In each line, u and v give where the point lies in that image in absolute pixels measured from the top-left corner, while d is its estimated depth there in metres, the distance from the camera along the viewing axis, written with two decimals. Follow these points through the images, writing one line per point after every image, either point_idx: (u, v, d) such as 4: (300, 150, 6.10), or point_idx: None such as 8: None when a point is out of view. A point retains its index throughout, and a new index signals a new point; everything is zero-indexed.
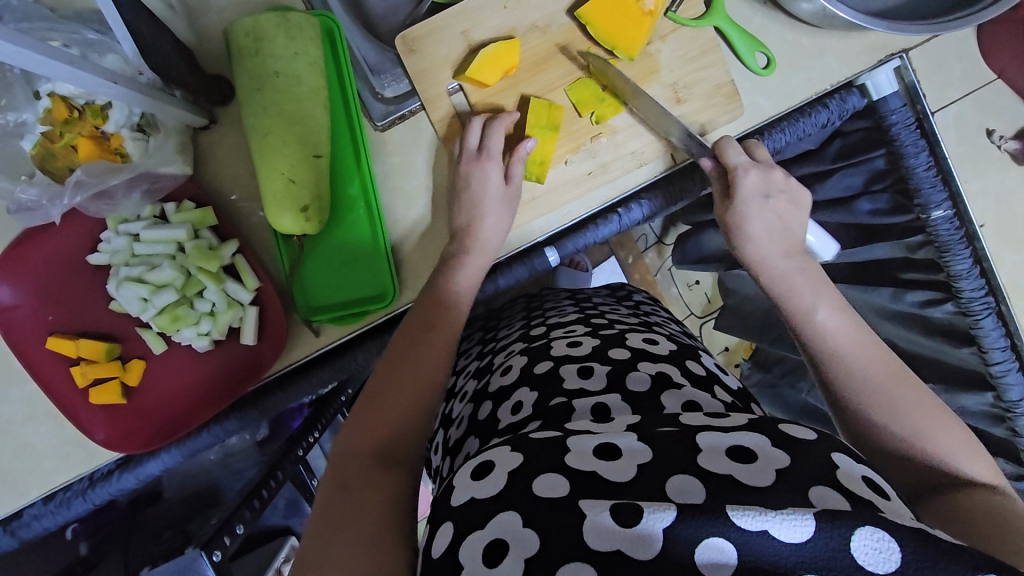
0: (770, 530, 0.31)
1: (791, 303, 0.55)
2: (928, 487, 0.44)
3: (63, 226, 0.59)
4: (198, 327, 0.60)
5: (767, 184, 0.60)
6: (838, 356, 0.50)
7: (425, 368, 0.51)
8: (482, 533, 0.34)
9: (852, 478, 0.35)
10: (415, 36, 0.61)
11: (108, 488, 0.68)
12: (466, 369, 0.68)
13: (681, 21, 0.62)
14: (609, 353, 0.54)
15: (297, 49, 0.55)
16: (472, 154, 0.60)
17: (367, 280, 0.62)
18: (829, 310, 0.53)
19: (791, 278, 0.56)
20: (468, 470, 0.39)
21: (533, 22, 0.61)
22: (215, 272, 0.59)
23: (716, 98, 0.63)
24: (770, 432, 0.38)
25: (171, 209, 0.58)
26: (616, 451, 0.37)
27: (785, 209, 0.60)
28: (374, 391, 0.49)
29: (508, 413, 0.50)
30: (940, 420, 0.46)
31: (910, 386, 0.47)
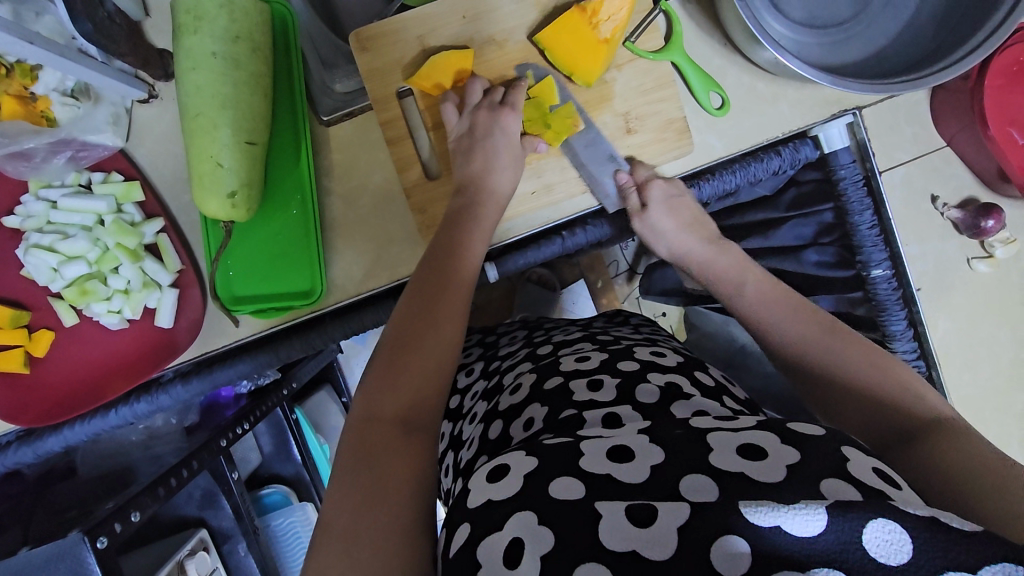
0: (782, 526, 0.31)
1: (721, 287, 0.62)
2: (895, 437, 0.44)
3: None
4: (109, 303, 0.58)
5: (673, 189, 0.65)
6: (776, 332, 0.55)
7: (429, 356, 0.49)
8: (501, 534, 0.35)
9: (863, 472, 0.35)
10: (369, 34, 0.60)
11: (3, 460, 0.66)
12: (470, 391, 0.66)
13: (639, 53, 0.62)
14: (618, 365, 0.54)
15: (239, 32, 0.54)
16: (483, 108, 0.61)
17: (295, 274, 0.61)
18: (753, 283, 0.60)
19: (716, 264, 0.65)
20: (483, 475, 0.40)
21: (491, 35, 0.61)
22: (133, 249, 0.57)
23: (667, 133, 0.63)
24: (780, 430, 0.38)
25: (97, 178, 0.57)
26: (628, 453, 0.38)
27: (690, 206, 0.67)
28: (375, 385, 0.47)
29: (521, 430, 0.50)
30: (884, 365, 0.48)
31: (843, 339, 0.51)
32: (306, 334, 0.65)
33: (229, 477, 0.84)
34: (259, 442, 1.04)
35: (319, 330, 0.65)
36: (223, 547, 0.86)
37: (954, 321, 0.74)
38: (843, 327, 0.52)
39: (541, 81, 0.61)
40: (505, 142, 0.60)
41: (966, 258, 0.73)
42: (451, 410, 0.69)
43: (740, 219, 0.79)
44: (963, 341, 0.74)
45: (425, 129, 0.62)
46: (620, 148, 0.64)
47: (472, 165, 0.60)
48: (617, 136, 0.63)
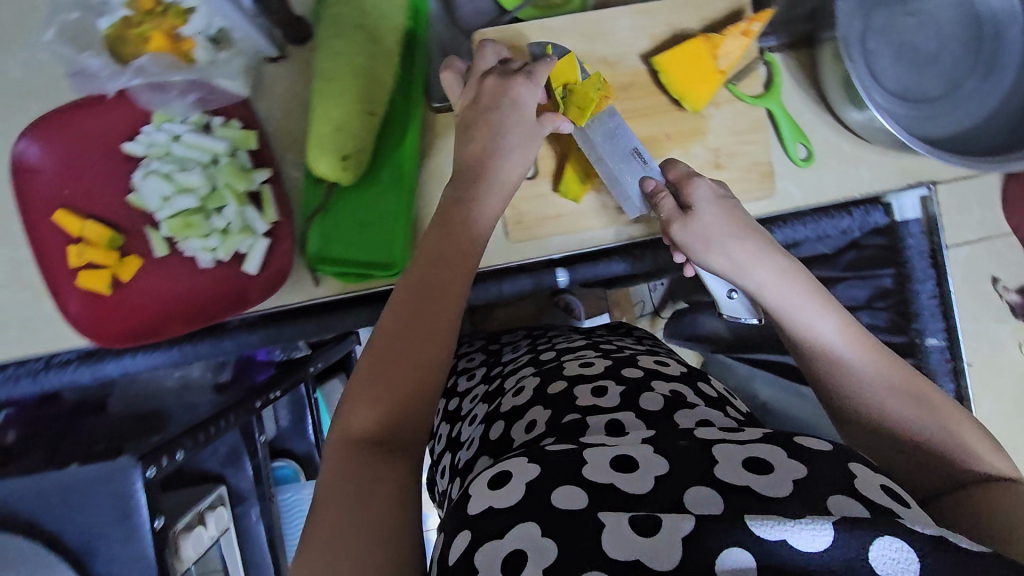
0: (787, 540, 0.34)
1: (791, 317, 0.55)
2: (942, 485, 0.46)
3: (104, 106, 0.60)
4: (206, 241, 0.60)
5: (721, 191, 0.60)
6: (843, 370, 0.52)
7: (416, 365, 0.47)
8: (501, 543, 0.36)
9: (869, 487, 0.39)
10: (490, 36, 0.64)
11: (58, 377, 0.66)
12: (470, 396, 0.69)
13: (738, 95, 0.66)
14: (622, 372, 0.57)
15: (379, 13, 0.58)
16: (493, 75, 0.60)
17: (376, 246, 0.63)
18: (831, 325, 0.53)
19: (786, 288, 0.56)
20: (483, 481, 0.41)
21: (604, 56, 0.65)
22: (240, 193, 0.60)
23: (751, 174, 0.67)
24: (786, 444, 0.41)
25: (216, 122, 0.60)
26: (630, 463, 0.40)
27: (741, 210, 0.60)
28: (360, 395, 0.46)
29: (523, 431, 0.52)
30: (947, 418, 0.48)
31: (913, 392, 0.49)
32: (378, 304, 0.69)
33: (256, 438, 0.85)
34: (277, 415, 1.05)
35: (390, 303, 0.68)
36: (236, 509, 0.85)
37: (998, 402, 0.76)
38: (905, 368, 0.52)
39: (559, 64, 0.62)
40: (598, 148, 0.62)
41: (1016, 342, 0.76)
42: (449, 413, 0.71)
43: None
44: (1004, 424, 0.75)
45: None
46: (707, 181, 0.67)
47: (483, 168, 0.58)
48: (705, 169, 0.66)
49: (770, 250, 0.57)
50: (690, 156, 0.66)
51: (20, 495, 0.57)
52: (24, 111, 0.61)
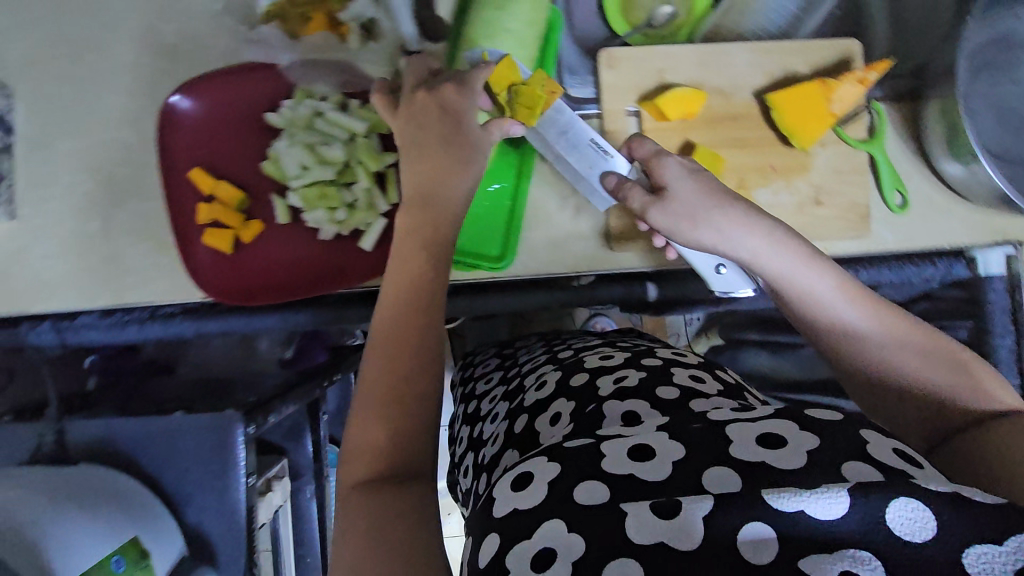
0: (803, 510, 0.34)
1: (789, 286, 0.52)
2: (943, 429, 0.47)
3: (249, 77, 0.63)
4: (332, 214, 0.63)
5: (691, 164, 0.57)
6: (847, 337, 0.50)
7: (418, 376, 0.48)
8: (530, 542, 0.36)
9: (883, 451, 0.38)
10: (619, 55, 0.68)
11: (165, 328, 0.68)
12: (490, 396, 0.70)
13: (845, 138, 0.69)
14: (643, 363, 0.58)
15: (536, 22, 0.60)
16: (422, 91, 0.56)
17: (484, 239, 0.67)
18: (831, 283, 0.51)
19: (788, 254, 0.51)
20: (508, 482, 0.41)
21: (722, 86, 0.68)
22: (371, 172, 0.62)
23: (848, 216, 0.70)
24: (799, 418, 0.41)
25: (354, 103, 0.63)
26: (649, 453, 0.40)
27: (719, 181, 0.56)
28: (365, 416, 0.46)
29: (548, 424, 0.54)
30: (954, 364, 0.48)
31: (921, 340, 0.49)
32: (475, 295, 0.71)
33: (320, 418, 0.85)
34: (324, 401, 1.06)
35: (487, 295, 0.71)
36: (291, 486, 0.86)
37: None
38: (906, 315, 0.50)
39: (499, 66, 0.59)
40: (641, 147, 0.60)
41: None
42: (470, 415, 0.73)
43: None
44: None
45: None
46: (807, 216, 0.69)
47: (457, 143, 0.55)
48: (806, 204, 0.69)
49: (756, 221, 0.53)
50: (793, 190, 0.69)
51: (125, 435, 0.59)
52: (175, 75, 0.65)
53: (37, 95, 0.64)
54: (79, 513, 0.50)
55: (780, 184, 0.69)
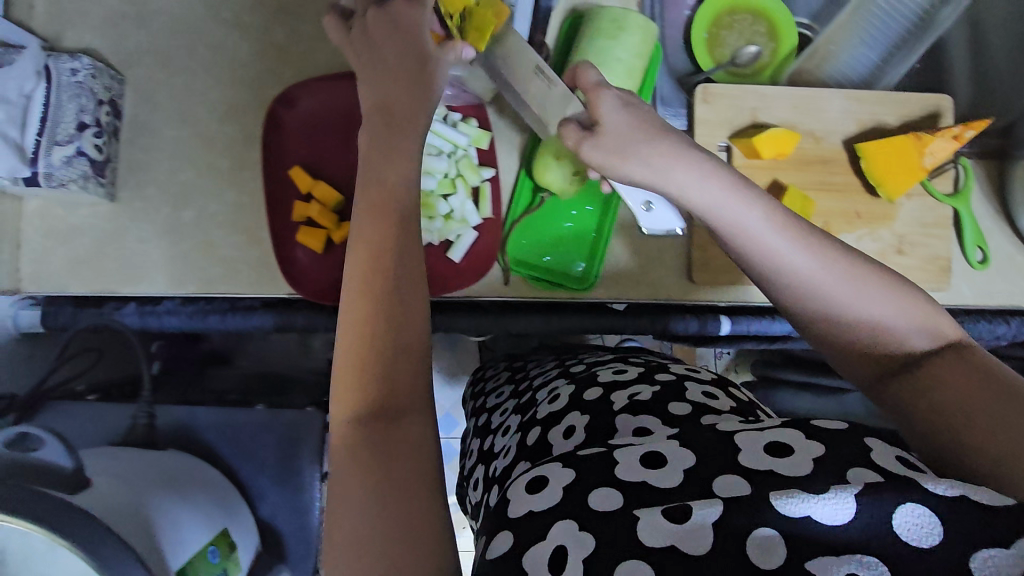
0: (812, 516, 0.33)
1: (721, 230, 0.45)
2: (887, 373, 0.43)
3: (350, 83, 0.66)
4: (428, 222, 0.65)
5: (630, 95, 0.48)
6: (798, 281, 0.43)
7: (398, 326, 0.38)
8: (543, 544, 0.37)
9: (888, 458, 0.36)
10: (715, 91, 0.69)
11: (240, 322, 0.67)
12: (501, 408, 0.66)
13: (930, 190, 0.70)
14: (656, 377, 0.56)
15: (643, 53, 0.62)
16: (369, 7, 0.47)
17: (569, 259, 0.67)
18: (759, 215, 0.44)
19: (712, 193, 0.45)
20: (522, 486, 0.42)
21: (813, 129, 0.69)
22: (467, 185, 0.65)
23: (928, 268, 0.70)
24: (803, 425, 0.39)
25: (456, 117, 0.65)
26: (661, 459, 0.40)
27: (653, 112, 0.48)
28: (339, 380, 0.38)
29: (561, 436, 0.50)
30: (875, 285, 0.43)
31: (858, 272, 0.43)
32: (549, 313, 0.69)
33: None
34: None
35: (563, 315, 0.68)
36: None
37: None
38: (835, 242, 0.44)
39: None
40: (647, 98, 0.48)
41: None
42: (482, 428, 0.68)
43: None
44: None
45: None
46: (889, 264, 0.70)
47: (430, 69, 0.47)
48: (888, 252, 0.70)
49: (692, 158, 0.46)
50: (876, 237, 0.70)
51: (207, 425, 0.60)
52: (282, 74, 0.67)
53: (147, 83, 0.66)
54: (177, 499, 0.49)
55: (863, 231, 0.69)
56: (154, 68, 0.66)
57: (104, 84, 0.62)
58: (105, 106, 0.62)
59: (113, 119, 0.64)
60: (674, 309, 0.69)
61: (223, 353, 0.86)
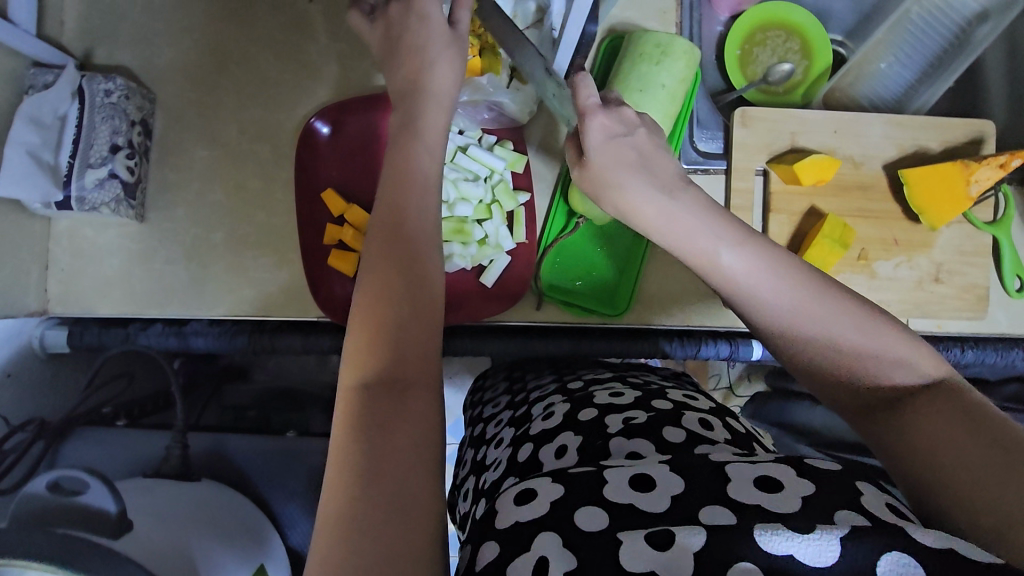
0: (794, 556, 0.33)
1: (690, 253, 0.49)
2: (875, 410, 0.41)
3: (372, 105, 0.65)
4: (464, 248, 0.63)
5: (614, 126, 0.51)
6: (774, 309, 0.44)
7: (412, 321, 0.45)
8: (528, 555, 0.37)
9: (876, 505, 0.37)
10: (753, 115, 0.68)
11: (273, 342, 0.68)
12: (495, 417, 0.63)
13: (971, 218, 0.68)
14: (652, 403, 0.55)
15: (686, 78, 0.61)
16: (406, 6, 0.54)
17: (602, 284, 0.66)
18: (733, 246, 0.47)
19: (680, 222, 0.49)
20: (511, 497, 0.42)
21: (852, 154, 0.68)
22: (504, 210, 0.64)
23: (966, 296, 0.69)
24: (797, 465, 0.40)
25: (492, 140, 0.64)
26: (649, 482, 0.40)
27: (634, 147, 0.51)
28: (354, 356, 0.44)
29: (553, 457, 0.50)
30: (865, 323, 0.42)
31: (836, 303, 0.43)
32: (578, 338, 0.68)
33: None
34: None
35: (590, 340, 0.68)
36: None
37: None
38: (816, 273, 0.45)
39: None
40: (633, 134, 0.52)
41: None
42: (474, 437, 0.65)
43: None
44: None
45: (771, 208, 0.68)
46: (926, 292, 0.69)
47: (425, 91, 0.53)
48: (925, 280, 0.69)
49: (665, 197, 0.50)
50: (914, 265, 0.69)
51: (238, 451, 0.65)
52: (314, 93, 0.66)
53: (177, 101, 0.65)
54: (214, 540, 0.52)
55: (901, 259, 0.68)
56: (185, 86, 0.65)
57: (137, 104, 0.61)
58: (138, 126, 0.61)
59: (144, 139, 0.63)
60: (659, 334, 0.69)
61: (242, 367, 0.85)
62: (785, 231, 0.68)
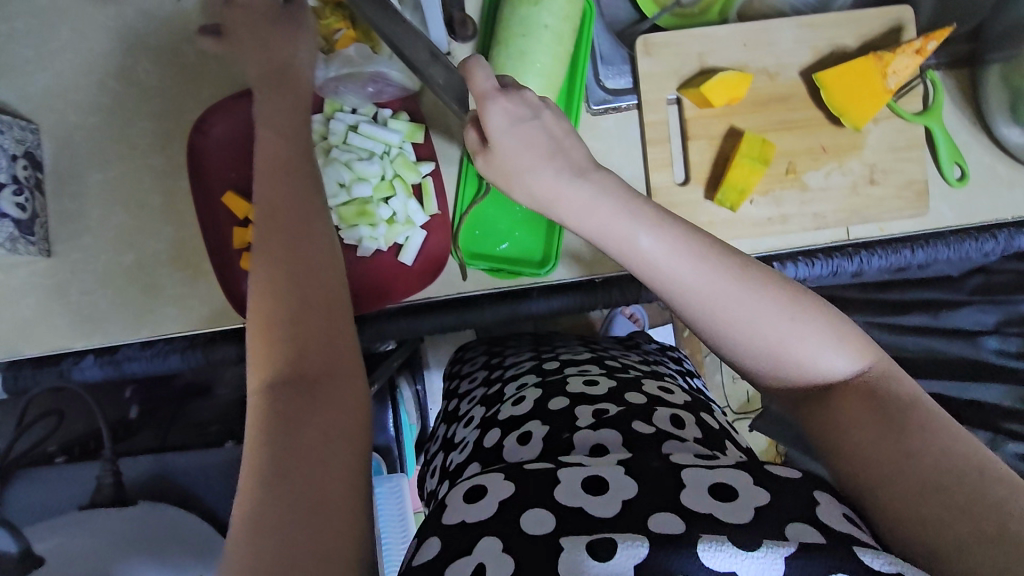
0: (737, 571, 0.33)
1: (610, 242, 0.46)
2: (803, 395, 0.43)
3: (243, 100, 0.63)
4: (374, 229, 0.62)
5: (521, 111, 0.46)
6: (706, 302, 0.43)
7: (308, 313, 0.42)
8: (468, 558, 0.36)
9: (832, 515, 0.37)
10: (656, 42, 0.64)
11: (209, 354, 0.68)
12: (470, 393, 0.66)
13: (898, 112, 0.65)
14: (625, 396, 0.53)
15: (570, 15, 0.58)
16: None
17: (527, 244, 0.65)
18: (651, 230, 0.45)
19: (596, 213, 0.46)
20: (460, 494, 0.41)
21: (766, 66, 0.65)
22: (407, 184, 0.62)
23: (905, 193, 0.66)
24: (756, 472, 0.40)
25: (387, 114, 0.62)
26: (603, 486, 0.39)
27: (544, 133, 0.47)
28: (256, 360, 0.41)
29: (517, 445, 0.50)
30: (791, 312, 0.42)
31: (760, 289, 0.43)
32: (516, 303, 0.67)
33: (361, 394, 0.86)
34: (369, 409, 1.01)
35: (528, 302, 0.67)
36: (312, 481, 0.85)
37: None
38: (736, 256, 0.44)
39: None
40: (542, 124, 0.47)
41: None
42: (447, 413, 0.67)
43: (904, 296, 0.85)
44: None
45: (687, 137, 0.65)
46: (862, 196, 0.66)
47: None
48: (859, 184, 0.66)
49: (583, 184, 0.47)
50: (846, 170, 0.66)
51: (183, 470, 0.66)
52: (198, 97, 0.63)
53: (61, 127, 0.63)
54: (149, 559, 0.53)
55: (831, 167, 0.66)
56: (67, 110, 0.63)
57: (15, 137, 0.59)
58: (21, 160, 0.59)
59: (34, 172, 0.61)
60: (642, 282, 0.69)
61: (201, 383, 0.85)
62: (706, 158, 0.65)
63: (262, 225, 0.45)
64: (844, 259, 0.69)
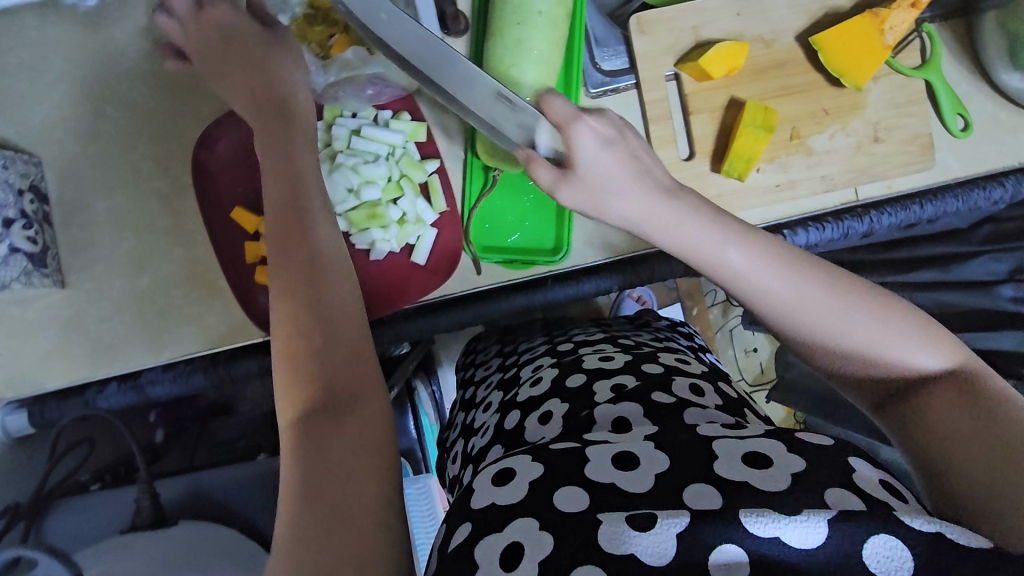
0: (781, 537, 0.33)
1: (696, 256, 0.46)
2: (888, 398, 0.43)
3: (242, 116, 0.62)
4: (386, 231, 0.62)
5: (605, 129, 0.49)
6: (794, 310, 0.43)
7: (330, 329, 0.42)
8: (500, 535, 0.36)
9: (869, 483, 0.37)
10: (649, 19, 0.64)
11: (230, 371, 0.68)
12: (485, 380, 0.66)
13: (897, 68, 0.65)
14: (642, 368, 0.54)
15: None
16: None
17: (539, 232, 0.65)
18: (740, 242, 0.45)
19: (686, 228, 0.46)
20: (489, 477, 0.41)
21: (761, 33, 0.65)
22: (415, 183, 0.62)
23: (911, 148, 0.66)
24: (788, 441, 0.40)
25: (387, 116, 0.62)
26: (634, 461, 0.39)
27: (630, 153, 0.49)
28: (284, 384, 0.41)
29: (537, 424, 0.50)
30: (878, 312, 0.42)
31: (849, 294, 0.43)
32: (531, 291, 0.68)
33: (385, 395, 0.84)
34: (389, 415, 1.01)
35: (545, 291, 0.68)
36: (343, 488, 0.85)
37: None
38: (822, 263, 0.45)
39: None
40: (626, 145, 0.49)
41: None
42: (465, 400, 0.67)
43: (912, 252, 0.86)
44: None
45: (688, 112, 0.65)
46: (867, 155, 0.66)
47: None
48: (864, 143, 0.66)
49: (674, 201, 0.47)
50: (849, 131, 0.66)
51: (213, 486, 0.67)
52: (196, 114, 0.63)
53: (63, 158, 0.62)
54: None
55: (834, 128, 0.66)
56: (67, 139, 0.63)
57: (19, 171, 0.59)
58: (27, 194, 0.59)
59: (41, 205, 0.61)
60: (655, 259, 0.68)
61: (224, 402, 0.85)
62: (709, 131, 0.65)
63: (275, 247, 0.45)
64: (854, 220, 0.68)
